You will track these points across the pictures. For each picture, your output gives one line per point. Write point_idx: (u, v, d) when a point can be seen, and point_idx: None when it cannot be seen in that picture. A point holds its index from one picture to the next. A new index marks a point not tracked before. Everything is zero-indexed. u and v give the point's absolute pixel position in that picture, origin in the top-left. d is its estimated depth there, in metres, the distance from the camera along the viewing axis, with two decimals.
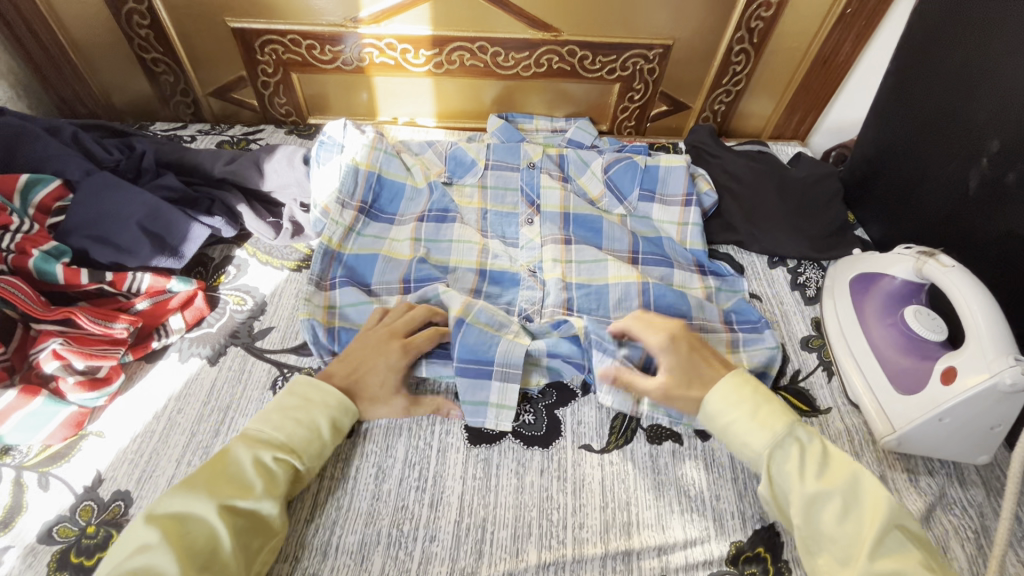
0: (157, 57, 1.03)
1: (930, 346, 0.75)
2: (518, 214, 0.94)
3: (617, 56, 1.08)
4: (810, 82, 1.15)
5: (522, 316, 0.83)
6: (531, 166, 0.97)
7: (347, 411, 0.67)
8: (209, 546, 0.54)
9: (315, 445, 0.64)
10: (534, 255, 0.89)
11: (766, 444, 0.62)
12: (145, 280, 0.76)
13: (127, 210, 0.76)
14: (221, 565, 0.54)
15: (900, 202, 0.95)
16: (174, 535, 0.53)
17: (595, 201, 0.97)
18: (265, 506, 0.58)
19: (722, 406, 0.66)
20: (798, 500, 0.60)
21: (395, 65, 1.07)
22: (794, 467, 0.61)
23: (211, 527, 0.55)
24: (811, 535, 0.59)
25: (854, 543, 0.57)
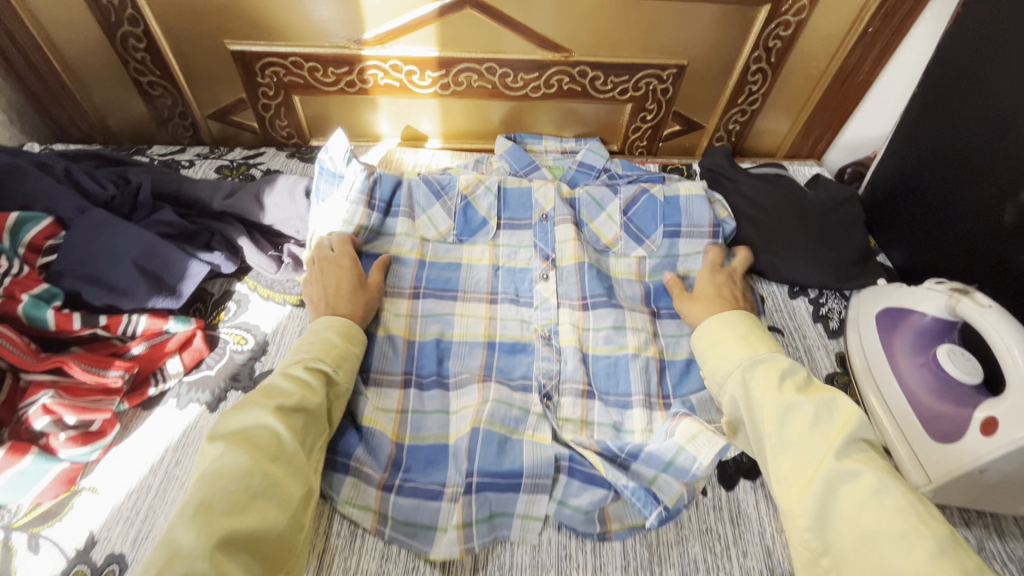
0: (153, 80, 1.00)
1: (966, 389, 0.71)
2: (532, 269, 0.90)
3: (630, 76, 1.04)
4: (828, 101, 1.11)
5: (541, 393, 0.77)
6: (544, 218, 0.93)
7: (350, 326, 0.73)
8: (273, 442, 0.57)
9: (335, 353, 0.69)
10: (548, 317, 0.84)
11: (743, 361, 0.66)
12: (141, 322, 0.73)
13: (122, 249, 0.73)
14: (289, 455, 0.57)
15: (928, 229, 0.91)
16: (239, 439, 0.55)
17: (609, 247, 0.93)
18: (314, 405, 0.62)
19: (708, 341, 0.72)
20: (769, 410, 0.61)
21: (400, 87, 1.03)
22: (762, 384, 0.63)
23: (271, 427, 0.57)
24: (783, 448, 0.58)
25: (821, 444, 0.56)
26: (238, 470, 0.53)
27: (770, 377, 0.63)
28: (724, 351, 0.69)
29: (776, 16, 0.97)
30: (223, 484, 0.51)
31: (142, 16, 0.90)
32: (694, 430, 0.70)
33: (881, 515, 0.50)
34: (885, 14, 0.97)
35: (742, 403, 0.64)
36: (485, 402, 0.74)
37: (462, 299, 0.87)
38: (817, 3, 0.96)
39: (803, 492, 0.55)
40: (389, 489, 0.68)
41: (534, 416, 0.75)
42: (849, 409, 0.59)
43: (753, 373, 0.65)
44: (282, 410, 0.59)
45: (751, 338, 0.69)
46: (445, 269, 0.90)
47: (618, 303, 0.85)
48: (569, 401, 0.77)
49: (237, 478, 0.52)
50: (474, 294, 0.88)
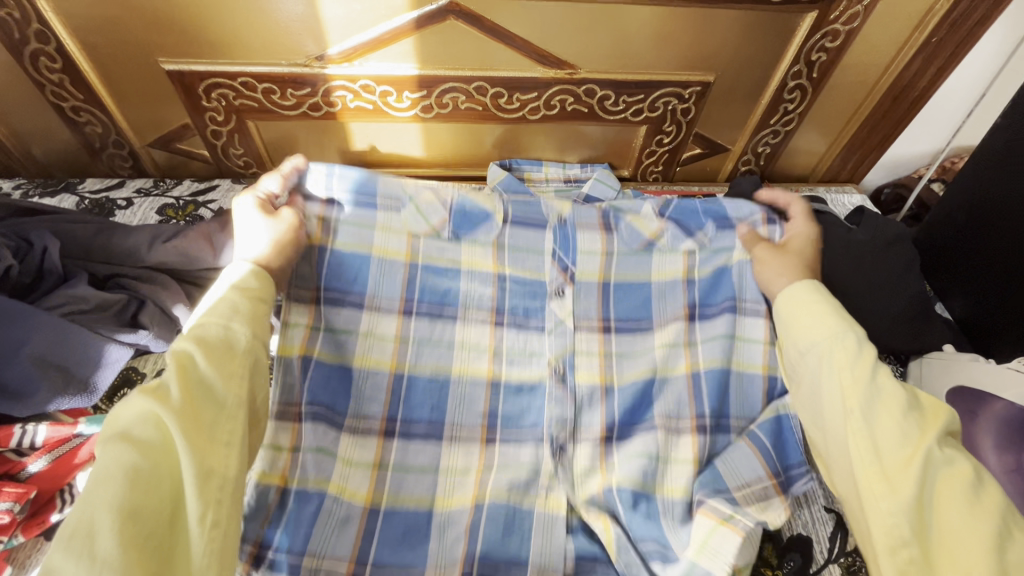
0: (77, 105, 0.84)
1: None
2: (547, 281, 0.72)
3: (645, 95, 0.88)
4: (875, 121, 0.96)
5: (553, 444, 0.63)
6: (561, 221, 0.74)
7: (254, 274, 0.54)
8: (159, 431, 0.42)
9: (234, 307, 0.50)
10: (563, 345, 0.68)
11: (835, 331, 0.54)
12: (41, 431, 0.58)
13: (15, 339, 0.58)
14: (170, 454, 0.41)
15: (1008, 285, 0.77)
16: (128, 443, 0.40)
17: (653, 242, 0.74)
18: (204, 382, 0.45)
19: (793, 308, 0.59)
20: (859, 390, 0.50)
21: (374, 109, 0.87)
22: (850, 359, 0.52)
23: (165, 423, 0.42)
24: (870, 437, 0.48)
25: (916, 432, 0.47)
26: (116, 488, 0.38)
27: (862, 355, 0.52)
28: (817, 316, 0.57)
29: (822, 24, 0.81)
30: (99, 513, 0.37)
31: (53, 31, 0.74)
32: (705, 531, 0.55)
33: (977, 512, 0.43)
34: (953, 22, 0.81)
35: (822, 376, 0.53)
36: (489, 469, 0.62)
37: (461, 321, 0.69)
38: (873, 8, 0.80)
39: (900, 478, 0.45)
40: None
41: (545, 478, 0.62)
42: (934, 400, 0.51)
43: (842, 346, 0.53)
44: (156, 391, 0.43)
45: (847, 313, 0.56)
46: (439, 277, 0.70)
47: (649, 323, 0.71)
48: (586, 451, 0.63)
49: (119, 491, 0.38)
50: (475, 314, 0.70)
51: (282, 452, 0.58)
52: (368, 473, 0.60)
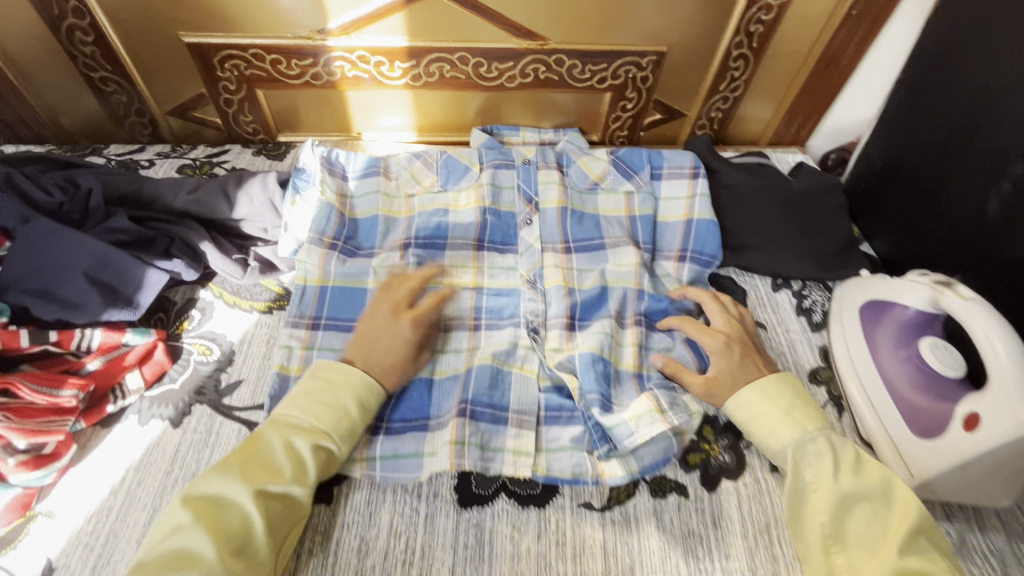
0: (105, 76, 0.95)
1: (949, 383, 0.71)
2: (516, 213, 0.93)
3: (608, 64, 1.00)
4: (811, 87, 1.09)
5: (529, 328, 0.81)
6: (526, 163, 0.97)
7: (372, 392, 0.66)
8: (243, 529, 0.55)
9: (343, 425, 0.63)
10: (533, 262, 0.88)
11: (796, 437, 0.65)
12: (96, 336, 0.70)
13: (72, 259, 0.69)
14: (255, 551, 0.55)
15: (910, 219, 0.89)
16: (207, 518, 0.54)
17: (598, 183, 0.97)
18: (299, 493, 0.59)
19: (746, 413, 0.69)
20: (825, 494, 0.61)
21: (369, 79, 0.98)
22: (816, 472, 0.63)
23: (245, 512, 0.55)
24: (837, 535, 0.60)
25: (880, 542, 0.58)
26: (201, 558, 0.52)
27: (823, 462, 0.63)
28: (773, 424, 0.67)
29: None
30: (177, 570, 0.51)
31: (88, 8, 0.85)
32: (641, 409, 0.71)
33: None
34: None
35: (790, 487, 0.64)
36: (477, 348, 0.80)
37: (451, 249, 0.88)
38: None
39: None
40: (376, 431, 0.70)
41: (523, 349, 0.79)
42: (905, 497, 0.60)
43: (807, 459, 0.64)
44: (263, 493, 0.57)
45: (796, 412, 0.67)
46: (432, 217, 0.90)
47: (601, 240, 0.90)
48: (555, 333, 0.80)
49: (193, 569, 0.51)
50: (462, 241, 0.89)
51: (297, 350, 0.76)
52: None
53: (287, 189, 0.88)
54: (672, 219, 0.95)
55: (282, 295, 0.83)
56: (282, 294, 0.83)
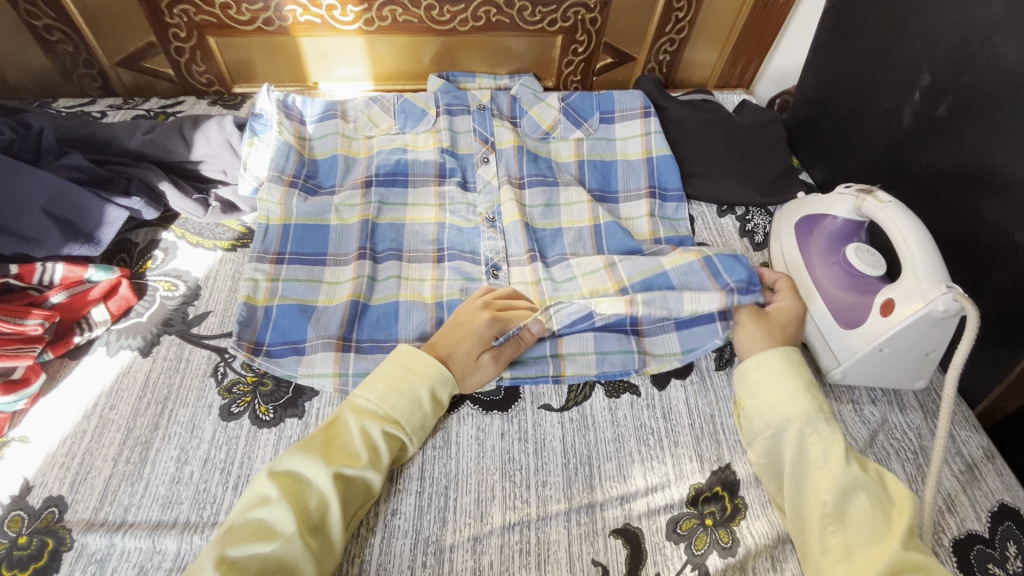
0: (49, 24, 0.94)
1: (871, 280, 0.77)
2: (473, 154, 0.95)
3: (557, 5, 1.03)
4: (751, 27, 1.14)
5: (489, 265, 0.83)
6: (481, 108, 0.98)
7: (448, 386, 0.66)
8: (322, 509, 0.56)
9: (416, 417, 0.64)
10: (491, 200, 0.90)
11: (804, 414, 0.64)
12: (58, 270, 0.71)
13: (28, 195, 0.70)
14: (330, 528, 0.56)
15: (841, 141, 0.95)
16: (292, 494, 0.55)
17: (550, 132, 0.98)
18: (373, 477, 0.59)
19: (760, 382, 0.68)
20: (831, 478, 0.60)
21: (323, 24, 0.99)
22: (821, 451, 0.62)
23: (324, 493, 0.56)
24: (836, 514, 0.59)
25: (880, 530, 0.57)
26: (281, 533, 0.52)
27: (832, 444, 0.62)
28: (784, 397, 0.66)
29: None
30: (255, 544, 0.51)
31: None
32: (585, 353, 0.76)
33: None
34: None
35: (795, 464, 0.62)
36: (441, 279, 0.82)
37: (413, 186, 0.91)
38: None
39: (863, 569, 0.55)
40: (346, 349, 0.72)
41: (484, 281, 0.82)
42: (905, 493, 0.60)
43: (815, 437, 0.63)
44: (340, 476, 0.58)
45: (813, 391, 0.66)
46: (391, 155, 0.93)
47: (556, 180, 0.92)
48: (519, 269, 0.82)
49: (274, 540, 0.52)
50: (423, 179, 0.92)
51: (262, 282, 0.78)
52: (350, 283, 0.79)
53: (245, 132, 0.88)
54: (632, 157, 0.97)
55: (245, 234, 0.85)
56: (245, 233, 0.85)
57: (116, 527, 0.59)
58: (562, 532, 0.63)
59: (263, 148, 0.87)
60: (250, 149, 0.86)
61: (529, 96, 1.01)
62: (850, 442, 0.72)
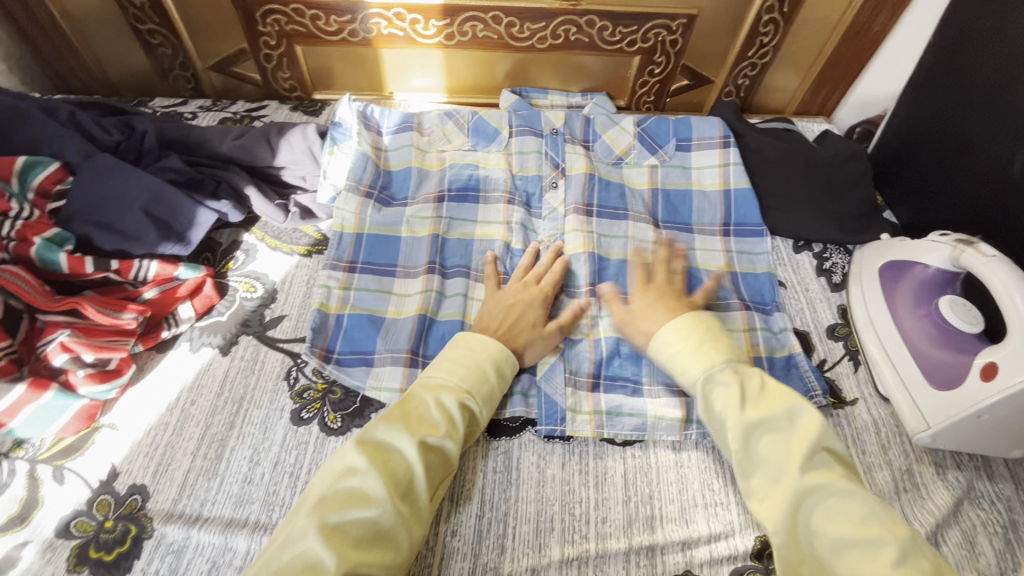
0: (153, 29, 0.99)
1: (966, 337, 0.72)
2: (542, 176, 0.94)
3: (638, 26, 1.02)
4: (840, 55, 1.09)
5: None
6: (554, 132, 0.97)
7: (506, 359, 0.68)
8: (408, 477, 0.57)
9: (485, 387, 0.65)
10: (555, 227, 0.90)
11: (703, 370, 0.64)
12: (152, 267, 0.74)
13: (131, 195, 0.74)
14: (416, 496, 0.57)
15: (936, 183, 0.89)
16: (380, 462, 0.56)
17: (623, 157, 0.97)
18: (452, 446, 0.60)
19: (666, 344, 0.68)
20: (735, 427, 0.60)
21: (404, 37, 1.01)
22: (721, 398, 0.62)
23: (411, 462, 0.57)
24: (749, 458, 0.60)
25: (787, 459, 0.57)
26: (375, 499, 0.54)
27: (722, 388, 0.62)
28: (682, 358, 0.66)
29: None
30: (350, 510, 0.53)
31: None
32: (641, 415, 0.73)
33: (855, 526, 0.52)
34: None
35: (706, 415, 0.64)
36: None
37: (484, 202, 0.91)
38: None
39: (777, 503, 0.56)
40: (414, 365, 0.74)
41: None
42: (810, 418, 0.59)
43: (709, 384, 0.63)
44: (425, 444, 0.59)
45: (704, 347, 0.66)
46: (463, 169, 0.94)
47: (625, 212, 0.91)
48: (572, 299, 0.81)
49: (371, 507, 0.53)
50: (494, 195, 0.92)
51: (335, 290, 0.80)
52: (417, 296, 0.80)
53: (325, 141, 0.91)
54: (708, 188, 0.95)
55: (321, 240, 0.87)
56: (321, 240, 0.87)
57: (192, 521, 0.62)
58: (621, 573, 0.62)
59: (341, 160, 0.89)
60: (329, 159, 0.89)
61: (603, 119, 1.00)
62: (933, 508, 0.68)
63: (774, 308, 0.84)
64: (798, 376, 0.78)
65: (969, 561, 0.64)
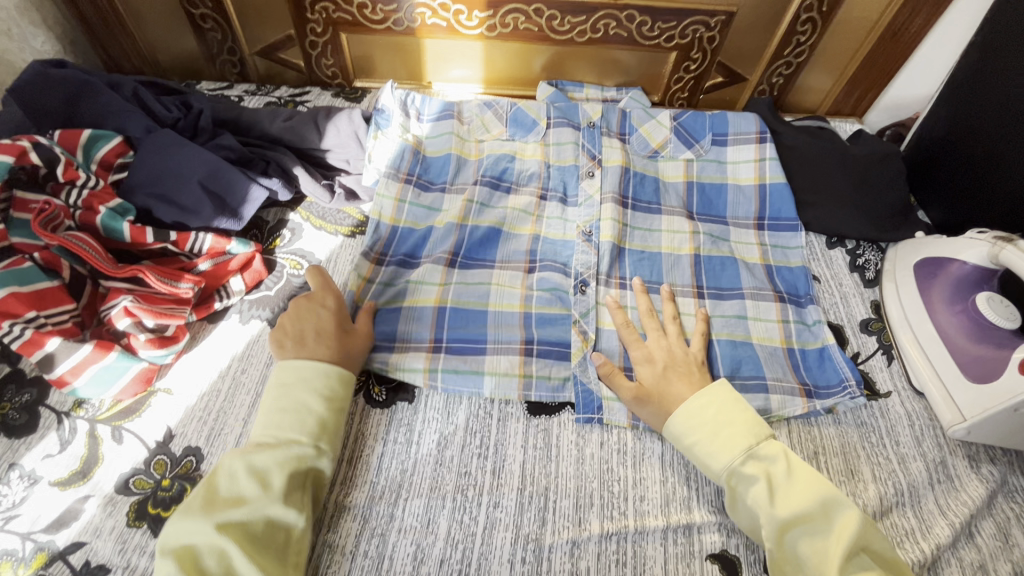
0: (205, 13, 1.02)
1: (1003, 334, 0.73)
2: (579, 166, 0.94)
3: (677, 22, 1.03)
4: (876, 56, 1.10)
5: (578, 280, 0.82)
6: (591, 125, 0.98)
7: (336, 379, 0.67)
8: (223, 563, 0.53)
9: (311, 424, 0.63)
10: (590, 215, 0.89)
11: (727, 464, 0.63)
12: (207, 240, 0.76)
13: (190, 169, 0.77)
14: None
15: (972, 183, 0.90)
16: (183, 563, 0.52)
17: (658, 150, 0.99)
18: (275, 508, 0.57)
19: (687, 422, 0.66)
20: (767, 526, 0.59)
21: (446, 27, 1.03)
22: (756, 496, 0.60)
23: (218, 547, 0.53)
24: (786, 558, 0.58)
25: (828, 560, 0.56)
26: None
27: (754, 486, 0.61)
28: (706, 441, 0.65)
29: None
30: None
31: None
32: None
33: None
34: None
35: (738, 507, 0.62)
36: (531, 289, 0.82)
37: (514, 193, 0.92)
38: None
39: None
40: (437, 351, 0.75)
41: (573, 294, 0.81)
42: (847, 513, 0.58)
43: (737, 478, 0.62)
44: (228, 522, 0.55)
45: (723, 433, 0.64)
46: (499, 161, 0.94)
47: (658, 207, 0.92)
48: (605, 291, 0.82)
49: None
50: (526, 190, 0.92)
51: (360, 278, 0.80)
52: (435, 287, 0.80)
53: (369, 126, 0.93)
54: (742, 182, 0.96)
55: (363, 222, 0.89)
56: (363, 221, 0.89)
57: None
58: (659, 549, 0.63)
59: (381, 147, 0.91)
60: (372, 144, 0.91)
61: (639, 112, 1.02)
62: (969, 501, 0.68)
63: (808, 300, 0.85)
64: (832, 366, 0.79)
65: (1003, 552, 0.65)
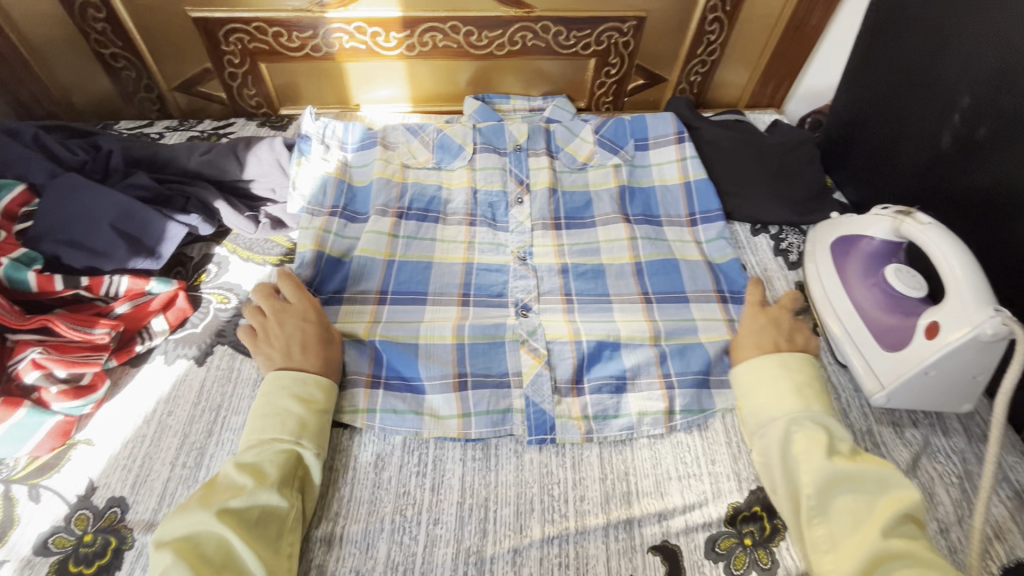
0: (116, 52, 1.01)
1: (913, 302, 0.76)
2: (507, 193, 0.95)
3: (591, 29, 1.07)
4: (783, 48, 1.15)
5: (518, 304, 0.82)
6: (517, 148, 0.99)
7: (312, 384, 0.68)
8: (223, 550, 0.55)
9: (291, 424, 0.64)
10: (523, 240, 0.89)
11: (791, 411, 0.66)
12: (123, 283, 0.75)
13: (99, 213, 0.76)
14: (239, 562, 0.55)
15: (875, 163, 0.95)
16: (185, 552, 0.53)
17: (587, 163, 1.00)
18: (268, 496, 0.59)
19: (746, 383, 0.71)
20: (812, 475, 0.61)
21: (366, 49, 1.04)
22: (805, 446, 0.63)
23: (217, 533, 0.55)
24: (820, 507, 0.60)
25: (865, 519, 0.58)
26: None
27: (812, 443, 0.63)
28: (768, 396, 0.68)
29: None
30: None
31: None
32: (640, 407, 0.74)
33: None
34: None
35: (779, 457, 0.64)
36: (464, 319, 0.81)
37: (443, 223, 0.91)
38: None
39: (845, 557, 0.56)
40: (375, 386, 0.73)
41: (513, 320, 0.81)
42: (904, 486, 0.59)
43: (796, 428, 0.65)
44: (228, 510, 0.57)
45: (805, 391, 0.68)
46: (426, 188, 0.94)
47: (592, 221, 0.94)
48: (548, 309, 0.83)
49: None
50: (455, 218, 0.92)
51: None
52: (364, 323, 0.79)
53: (292, 152, 0.92)
54: (668, 182, 0.99)
55: (292, 249, 0.88)
56: (292, 248, 0.88)
57: None
58: (601, 547, 0.63)
59: (304, 176, 0.91)
60: (298, 172, 0.91)
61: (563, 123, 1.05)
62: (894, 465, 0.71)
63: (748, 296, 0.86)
64: None
65: (929, 512, 0.67)
